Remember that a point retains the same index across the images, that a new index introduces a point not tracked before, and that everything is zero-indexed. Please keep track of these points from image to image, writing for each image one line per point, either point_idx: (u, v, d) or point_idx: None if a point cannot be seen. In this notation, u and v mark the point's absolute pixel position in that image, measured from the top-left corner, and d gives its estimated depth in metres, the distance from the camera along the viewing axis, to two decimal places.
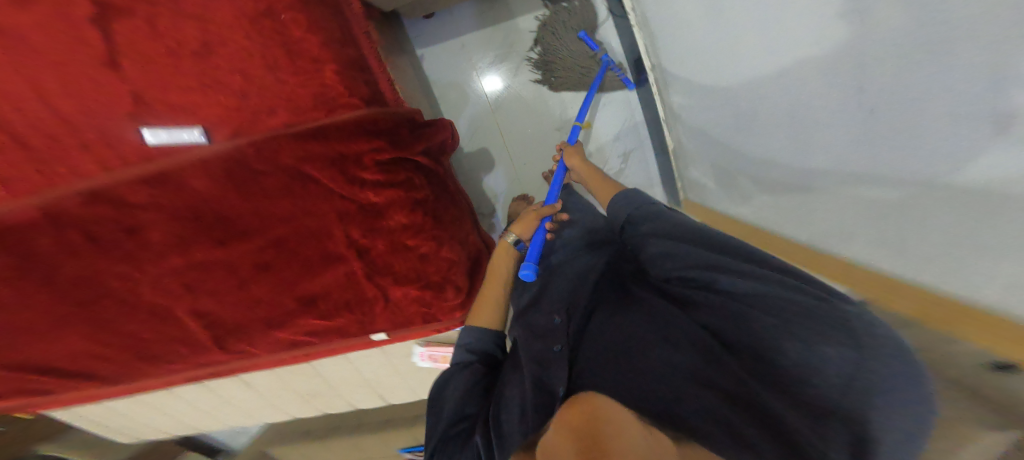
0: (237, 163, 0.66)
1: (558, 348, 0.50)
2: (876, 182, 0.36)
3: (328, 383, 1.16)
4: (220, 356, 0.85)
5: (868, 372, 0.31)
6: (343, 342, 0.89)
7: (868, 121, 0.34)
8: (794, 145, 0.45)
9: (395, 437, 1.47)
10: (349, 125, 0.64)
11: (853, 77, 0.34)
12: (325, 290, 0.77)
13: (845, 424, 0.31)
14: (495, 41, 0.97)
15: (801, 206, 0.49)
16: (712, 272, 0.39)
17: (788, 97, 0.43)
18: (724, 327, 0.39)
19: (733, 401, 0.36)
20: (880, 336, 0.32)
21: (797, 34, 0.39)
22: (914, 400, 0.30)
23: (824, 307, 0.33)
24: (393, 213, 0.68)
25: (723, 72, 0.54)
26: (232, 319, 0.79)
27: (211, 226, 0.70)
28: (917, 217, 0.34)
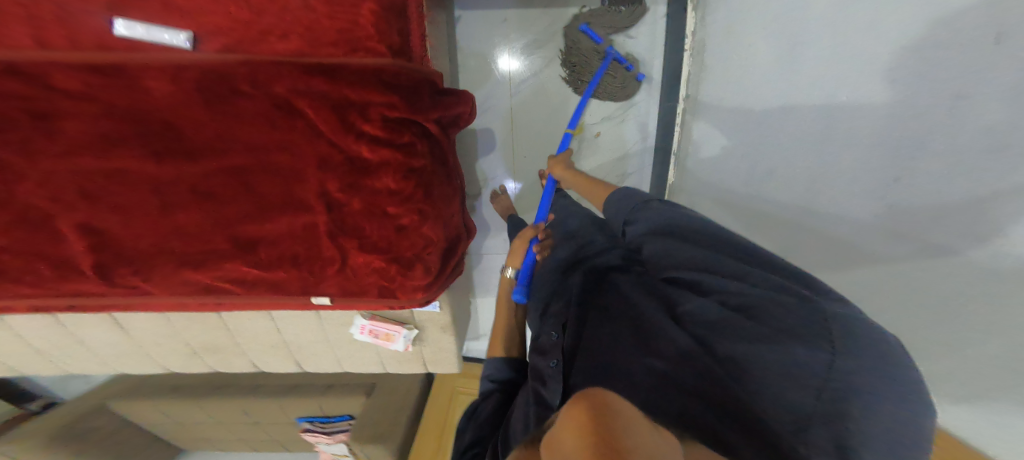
0: (219, 76, 0.62)
1: (554, 363, 0.47)
2: (881, 240, 0.48)
3: (236, 339, 1.07)
4: (99, 289, 0.70)
5: (845, 372, 0.29)
6: (274, 300, 0.80)
7: (884, 189, 0.46)
8: (805, 194, 0.61)
9: (298, 403, 1.45)
10: (367, 72, 0.61)
11: (894, 162, 0.45)
12: (274, 238, 0.69)
13: (827, 428, 0.27)
14: (540, 25, 0.96)
15: (797, 242, 0.64)
16: (699, 274, 0.42)
17: (815, 158, 0.58)
18: (706, 326, 0.38)
19: (720, 410, 0.32)
20: (851, 337, 0.31)
21: (839, 114, 0.53)
22: (905, 412, 0.27)
23: (799, 303, 0.34)
24: (382, 174, 0.64)
25: (767, 126, 0.69)
26: (138, 246, 0.67)
27: (158, 135, 0.63)
28: (912, 269, 0.45)
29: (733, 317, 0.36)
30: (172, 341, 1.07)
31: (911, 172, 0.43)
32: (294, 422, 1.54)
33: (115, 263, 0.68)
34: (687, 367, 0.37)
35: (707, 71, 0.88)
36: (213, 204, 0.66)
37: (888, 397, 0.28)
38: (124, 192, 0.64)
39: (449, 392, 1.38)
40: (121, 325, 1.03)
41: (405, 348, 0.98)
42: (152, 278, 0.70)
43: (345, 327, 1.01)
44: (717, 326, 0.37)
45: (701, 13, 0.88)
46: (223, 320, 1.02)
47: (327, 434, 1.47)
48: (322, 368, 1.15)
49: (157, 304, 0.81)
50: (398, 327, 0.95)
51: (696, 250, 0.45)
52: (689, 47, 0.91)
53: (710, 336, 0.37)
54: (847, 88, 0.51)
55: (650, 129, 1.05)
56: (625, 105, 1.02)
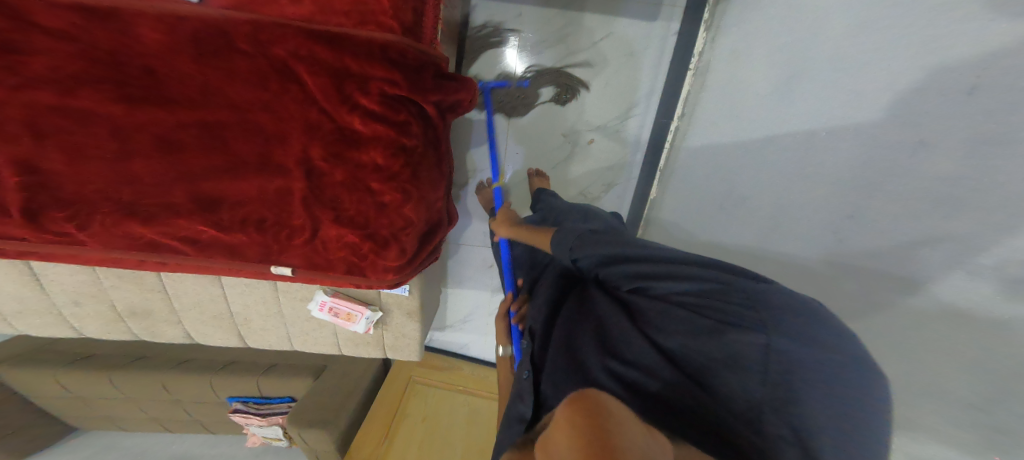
0: (218, 31, 0.59)
1: (525, 375, 0.57)
2: (832, 278, 0.54)
3: (174, 306, 0.99)
4: (27, 232, 0.63)
5: (778, 352, 0.35)
6: (231, 265, 0.75)
7: (844, 224, 0.52)
8: (769, 226, 0.68)
9: (232, 383, 1.36)
10: (372, 45, 0.60)
11: (854, 208, 0.51)
12: (241, 199, 0.65)
13: (778, 415, 0.33)
14: (554, 25, 0.98)
15: (756, 262, 0.71)
16: (653, 278, 0.48)
17: (784, 194, 0.65)
18: (664, 328, 0.43)
19: (684, 406, 0.38)
20: (788, 320, 0.36)
21: (823, 152, 0.58)
22: (840, 378, 0.33)
23: (732, 290, 0.41)
24: (371, 149, 0.63)
25: (748, 158, 0.77)
26: (83, 193, 0.62)
27: (131, 78, 0.59)
28: (850, 285, 0.51)
29: (687, 316, 0.42)
30: (96, 301, 0.97)
31: (862, 210, 0.50)
32: (224, 402, 1.44)
33: (48, 206, 0.62)
34: (648, 366, 0.42)
35: (706, 94, 0.92)
36: (179, 157, 0.62)
37: (839, 365, 0.33)
38: (78, 131, 0.59)
39: (404, 379, 1.36)
40: (37, 278, 0.91)
41: (365, 330, 0.96)
42: (90, 226, 0.64)
43: (304, 304, 0.97)
44: (672, 324, 0.43)
45: (712, 35, 0.91)
46: (163, 284, 0.94)
47: (260, 416, 1.42)
48: (268, 344, 1.10)
49: (93, 259, 0.75)
50: (361, 308, 0.93)
51: (644, 259, 0.51)
52: (694, 67, 0.95)
53: (663, 336, 0.43)
54: (835, 116, 0.57)
55: (642, 143, 1.06)
56: (624, 115, 1.04)
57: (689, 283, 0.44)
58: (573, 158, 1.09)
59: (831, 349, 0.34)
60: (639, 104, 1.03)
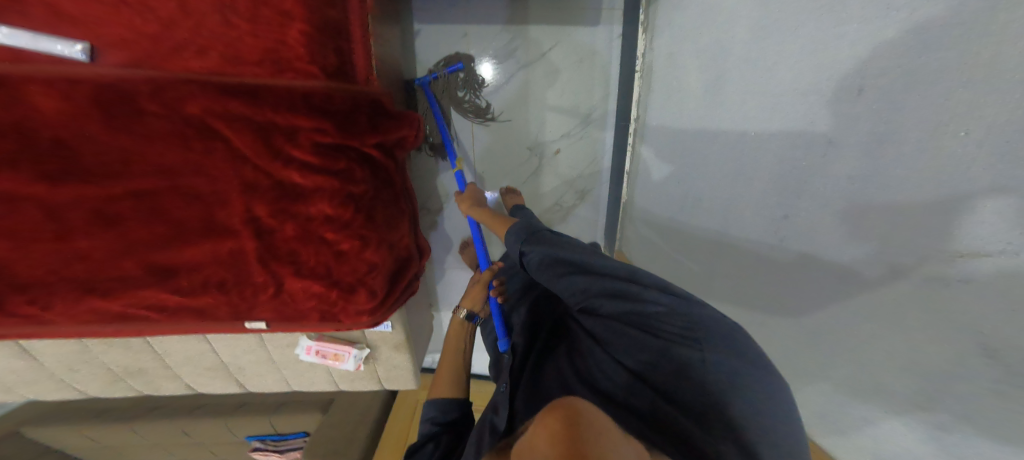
0: (119, 94, 0.57)
1: (505, 386, 0.58)
2: (774, 271, 0.57)
3: (166, 362, 0.99)
4: None
5: (716, 368, 0.39)
6: (204, 326, 0.74)
7: (779, 226, 0.54)
8: (721, 225, 0.70)
9: (246, 423, 1.37)
10: (291, 96, 0.60)
11: (780, 210, 0.54)
12: (197, 265, 0.64)
13: (717, 420, 0.38)
14: (500, 41, 0.96)
15: (720, 255, 0.71)
16: (604, 298, 0.47)
17: (729, 199, 0.66)
18: (623, 346, 0.47)
19: (645, 417, 0.43)
20: (721, 334, 0.40)
21: (746, 155, 0.61)
22: (774, 387, 0.38)
23: (675, 314, 0.42)
24: (316, 200, 0.63)
25: (698, 149, 0.75)
26: (35, 276, 0.61)
27: (46, 155, 0.57)
28: (788, 283, 0.54)
29: (640, 335, 0.45)
30: (91, 365, 0.97)
31: (792, 210, 0.51)
32: (242, 440, 1.45)
33: (8, 292, 0.62)
34: (616, 384, 0.47)
35: (653, 96, 0.93)
36: (120, 229, 0.61)
37: (752, 372, 0.38)
38: (10, 217, 0.58)
39: (411, 404, 1.36)
40: (28, 352, 0.92)
41: (356, 368, 0.94)
42: (52, 308, 0.64)
43: (291, 349, 0.96)
44: (630, 346, 0.46)
45: (650, 35, 0.92)
46: (148, 343, 0.94)
47: (279, 451, 1.41)
48: (267, 388, 1.09)
49: (68, 334, 0.75)
50: (347, 346, 0.92)
51: (597, 270, 0.48)
52: (641, 69, 0.96)
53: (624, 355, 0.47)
54: (761, 120, 0.56)
55: (609, 148, 1.08)
56: (584, 122, 1.04)
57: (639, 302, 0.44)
58: (542, 170, 1.08)
59: (754, 363, 0.39)
60: (597, 109, 1.03)
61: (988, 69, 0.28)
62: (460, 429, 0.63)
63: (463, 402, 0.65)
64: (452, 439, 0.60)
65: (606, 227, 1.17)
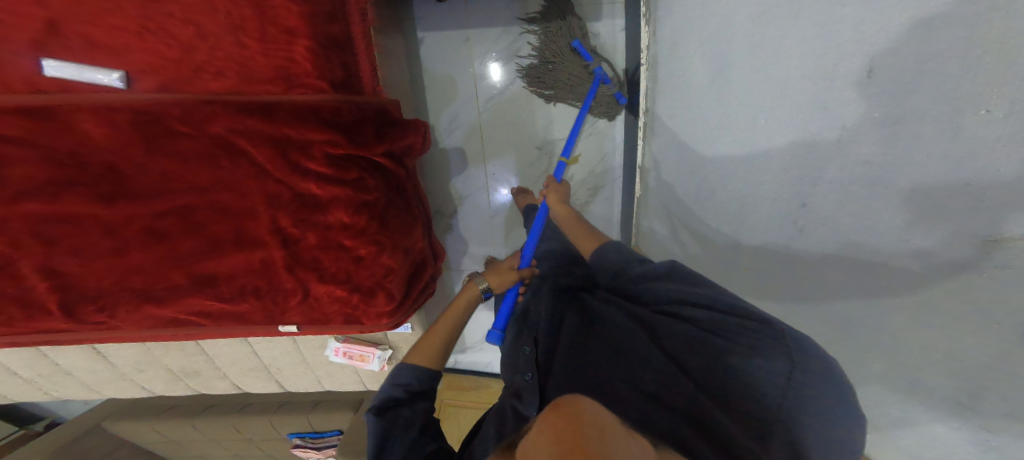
0: (151, 116, 0.65)
1: (529, 377, 0.57)
2: (780, 250, 0.56)
3: (216, 364, 1.08)
4: (65, 325, 0.73)
5: (800, 385, 0.39)
6: (243, 329, 0.81)
7: (797, 214, 0.51)
8: (735, 216, 0.67)
9: (288, 420, 1.47)
10: (303, 110, 0.66)
11: (797, 198, 0.51)
12: (233, 273, 0.71)
13: (784, 438, 0.37)
14: (503, 43, 1.02)
15: (732, 246, 0.70)
16: (683, 305, 0.51)
17: (743, 190, 0.63)
18: (685, 353, 0.47)
19: (693, 422, 0.43)
20: (811, 354, 0.40)
21: (757, 139, 0.58)
22: (826, 393, 0.38)
23: (763, 326, 0.43)
24: (333, 209, 0.68)
25: (709, 139, 0.72)
26: (99, 285, 0.70)
27: (98, 175, 0.65)
28: (801, 271, 0.52)
29: (708, 341, 0.46)
30: (154, 367, 1.08)
31: (810, 198, 0.48)
32: (285, 437, 1.56)
33: (80, 301, 0.71)
34: (668, 388, 0.46)
35: (660, 89, 0.91)
36: (167, 242, 0.69)
37: (814, 384, 0.39)
38: (76, 233, 0.67)
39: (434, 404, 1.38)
40: (102, 354, 1.05)
41: (380, 368, 0.99)
42: (117, 315, 0.72)
43: (321, 350, 1.02)
44: (686, 347, 0.47)
45: (653, 27, 0.90)
46: (200, 346, 1.04)
47: (317, 449, 1.49)
48: (303, 388, 1.17)
49: (129, 338, 0.85)
50: (371, 348, 0.97)
51: (681, 282, 0.53)
52: (646, 62, 0.94)
53: (681, 360, 0.47)
54: (769, 105, 0.54)
55: (620, 143, 1.08)
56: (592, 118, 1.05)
57: (720, 314, 0.47)
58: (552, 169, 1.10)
59: (812, 372, 0.39)
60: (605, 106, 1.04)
61: (1001, 44, 0.26)
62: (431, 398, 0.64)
63: (438, 375, 0.67)
64: (423, 401, 0.62)
65: (620, 222, 1.15)
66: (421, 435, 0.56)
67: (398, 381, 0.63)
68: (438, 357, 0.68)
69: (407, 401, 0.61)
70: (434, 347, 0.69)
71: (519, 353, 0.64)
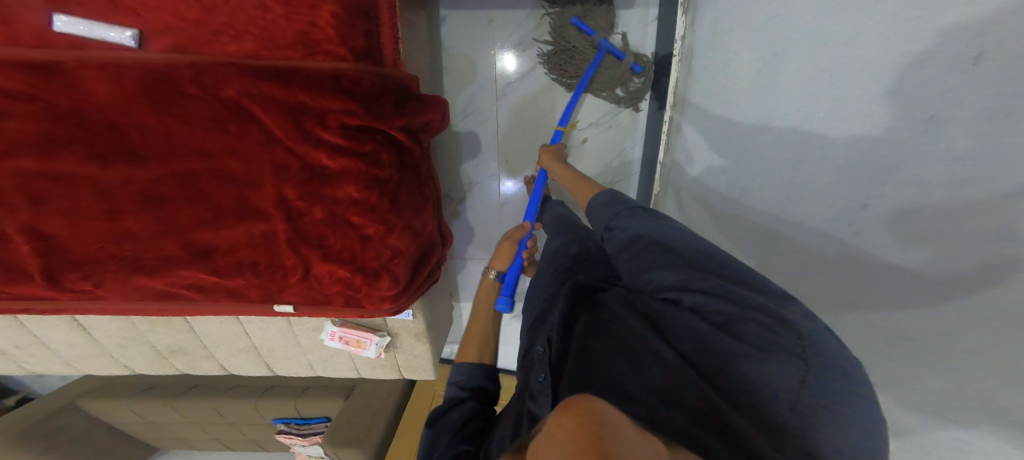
0: (163, 77, 0.62)
1: (543, 378, 0.52)
2: (822, 245, 0.55)
3: (204, 343, 1.04)
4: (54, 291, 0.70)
5: (817, 391, 0.36)
6: (236, 306, 0.77)
7: (850, 214, 0.49)
8: (778, 214, 0.65)
9: (274, 405, 1.43)
10: (324, 78, 0.63)
11: (856, 199, 0.48)
12: (230, 245, 0.68)
13: (798, 447, 0.35)
14: (528, 27, 0.99)
15: (769, 242, 0.68)
16: (688, 293, 0.48)
17: (786, 185, 0.62)
18: (699, 349, 0.44)
19: (706, 425, 0.39)
20: (829, 356, 0.37)
21: (812, 135, 0.56)
22: (863, 404, 0.36)
23: (779, 324, 0.40)
24: (343, 184, 0.65)
25: (754, 133, 0.71)
26: (93, 251, 0.68)
27: (102, 135, 0.62)
28: (841, 268, 0.52)
29: (721, 339, 0.42)
30: (138, 343, 1.04)
31: (874, 197, 0.45)
32: (270, 423, 1.52)
33: (66, 266, 0.68)
34: (680, 385, 0.42)
35: (693, 82, 0.91)
36: (164, 209, 0.66)
37: (843, 394, 0.36)
38: (69, 196, 0.64)
39: (430, 393, 1.47)
40: (84, 327, 0.99)
41: (377, 355, 0.96)
42: (104, 283, 0.70)
43: (318, 333, 0.99)
44: (700, 341, 0.44)
45: (691, 17, 0.90)
46: (188, 323, 0.99)
47: (302, 436, 1.45)
48: (294, 372, 1.12)
49: (117, 311, 0.81)
50: (370, 334, 0.93)
51: (691, 270, 0.49)
52: (679, 53, 0.94)
53: (690, 353, 0.44)
54: (827, 99, 0.52)
55: (640, 137, 1.09)
56: (613, 111, 1.07)
57: (735, 306, 0.43)
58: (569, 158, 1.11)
59: (829, 378, 0.36)
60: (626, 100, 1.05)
61: None
62: (485, 395, 0.61)
63: (491, 370, 0.64)
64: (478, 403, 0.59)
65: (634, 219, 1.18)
66: (470, 437, 0.53)
67: (451, 379, 0.62)
68: (485, 350, 0.68)
69: (461, 399, 0.58)
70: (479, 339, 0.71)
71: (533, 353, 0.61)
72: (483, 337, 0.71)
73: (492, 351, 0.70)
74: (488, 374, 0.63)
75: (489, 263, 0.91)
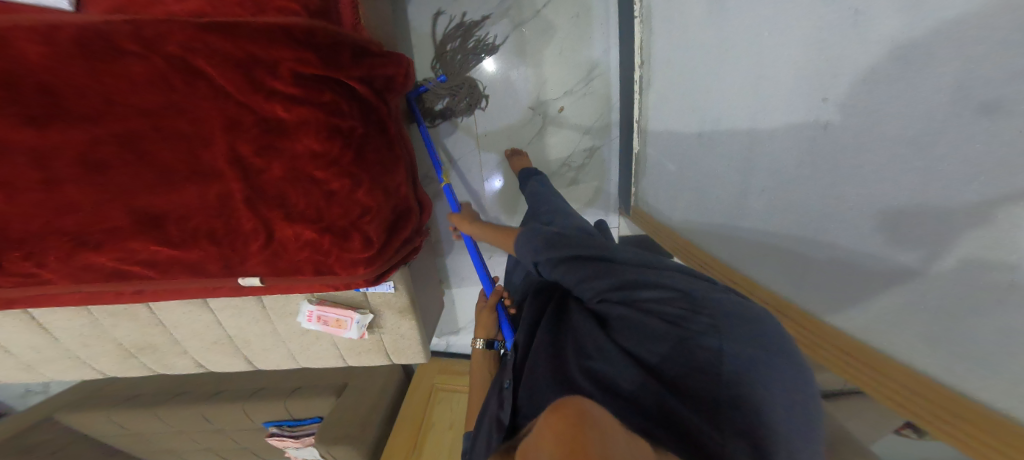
0: (99, 35, 0.53)
1: (507, 383, 0.55)
2: (791, 157, 0.54)
3: (175, 337, 0.98)
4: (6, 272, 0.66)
5: (736, 354, 0.35)
6: (198, 284, 0.72)
7: (816, 114, 0.48)
8: (746, 155, 0.64)
9: (263, 407, 1.36)
10: (271, 26, 0.55)
11: (817, 92, 0.47)
12: (184, 212, 0.63)
13: (739, 420, 0.33)
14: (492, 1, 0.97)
15: (750, 171, 0.64)
16: (616, 291, 0.47)
17: (753, 114, 0.61)
18: (634, 337, 0.43)
19: (652, 419, 0.36)
20: (735, 325, 0.38)
21: (774, 54, 0.53)
22: (797, 368, 0.36)
23: (685, 300, 0.42)
24: (302, 136, 0.61)
25: (710, 70, 0.70)
26: (38, 229, 0.62)
27: (23, 97, 0.54)
28: (813, 173, 0.50)
29: (652, 323, 0.42)
30: (103, 341, 0.97)
31: (833, 89, 0.44)
32: (262, 427, 1.44)
33: (5, 246, 0.63)
34: (622, 377, 0.41)
35: (654, 37, 0.88)
36: (108, 175, 0.60)
37: (769, 359, 0.35)
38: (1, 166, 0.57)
39: (428, 388, 1.39)
40: (42, 326, 0.93)
41: (360, 335, 0.90)
42: (48, 262, 0.65)
43: (294, 318, 0.93)
44: (637, 331, 0.43)
45: None
46: (156, 316, 0.93)
47: (295, 438, 1.37)
48: (275, 365, 1.06)
49: (65, 301, 0.75)
50: (348, 312, 0.88)
51: (613, 269, 0.49)
52: (638, 14, 0.89)
53: (631, 343, 0.43)
54: (772, 24, 0.53)
55: (614, 104, 1.06)
56: (587, 78, 1.03)
57: (651, 293, 0.44)
58: (546, 130, 1.08)
59: (767, 350, 0.36)
60: (598, 65, 1.02)
61: None
62: None
63: None
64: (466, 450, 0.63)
65: (619, 192, 1.16)
66: None
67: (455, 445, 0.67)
68: None
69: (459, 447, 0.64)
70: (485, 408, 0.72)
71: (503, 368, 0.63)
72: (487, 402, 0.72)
73: None
74: None
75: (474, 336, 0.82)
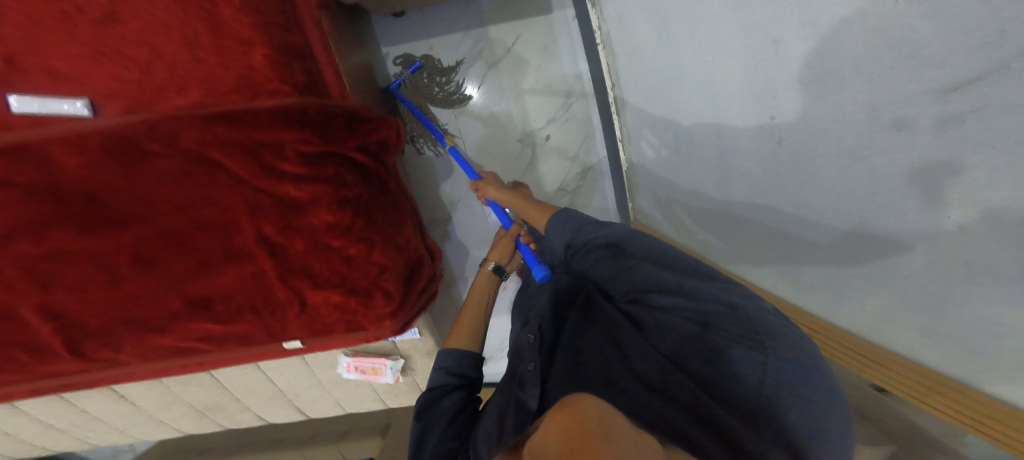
0: (125, 140, 0.60)
1: (535, 365, 0.50)
2: (752, 156, 0.57)
3: (235, 395, 1.07)
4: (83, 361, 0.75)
5: (773, 369, 0.39)
6: (249, 352, 0.80)
7: (766, 126, 0.51)
8: (719, 169, 0.67)
9: (319, 453, 1.44)
10: (268, 114, 0.62)
11: (765, 109, 0.50)
12: (226, 292, 0.71)
13: (772, 426, 0.37)
14: (465, 47, 1.03)
15: (720, 170, 0.67)
16: (658, 293, 0.49)
17: (717, 127, 0.63)
18: (674, 339, 0.46)
19: (688, 414, 0.40)
20: (777, 336, 0.41)
21: (720, 72, 0.57)
22: (822, 384, 0.38)
23: (728, 311, 0.44)
24: (316, 211, 0.67)
25: (671, 87, 0.73)
26: (113, 319, 0.72)
27: (82, 210, 0.64)
28: (782, 174, 0.52)
29: (693, 331, 0.45)
30: (177, 404, 1.08)
31: (776, 107, 0.48)
32: None
33: (85, 339, 0.73)
34: (653, 373, 0.44)
35: (619, 59, 0.90)
36: (158, 266, 0.69)
37: (797, 373, 0.38)
38: (79, 274, 0.68)
39: None
40: (125, 395, 1.04)
41: (395, 379, 0.96)
42: (122, 348, 0.75)
43: (334, 369, 0.99)
44: (670, 334, 0.46)
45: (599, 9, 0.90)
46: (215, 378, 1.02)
47: None
48: (324, 413, 1.13)
49: (134, 376, 0.85)
50: (382, 359, 0.93)
51: (654, 269, 0.51)
52: (601, 41, 0.94)
53: (664, 344, 0.47)
54: (716, 50, 0.57)
55: (597, 124, 1.08)
56: (566, 103, 1.06)
57: (687, 298, 0.47)
58: (538, 158, 1.10)
59: (803, 365, 0.39)
60: (575, 91, 1.05)
61: None
62: (469, 382, 0.64)
63: (479, 359, 0.66)
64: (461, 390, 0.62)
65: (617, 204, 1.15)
66: (451, 427, 0.56)
67: (436, 365, 0.64)
68: (474, 338, 0.68)
69: (451, 386, 0.62)
70: (469, 330, 0.70)
71: (517, 340, 0.60)
72: (469, 327, 0.70)
73: (481, 339, 0.70)
74: (477, 360, 0.66)
75: (486, 254, 0.82)
